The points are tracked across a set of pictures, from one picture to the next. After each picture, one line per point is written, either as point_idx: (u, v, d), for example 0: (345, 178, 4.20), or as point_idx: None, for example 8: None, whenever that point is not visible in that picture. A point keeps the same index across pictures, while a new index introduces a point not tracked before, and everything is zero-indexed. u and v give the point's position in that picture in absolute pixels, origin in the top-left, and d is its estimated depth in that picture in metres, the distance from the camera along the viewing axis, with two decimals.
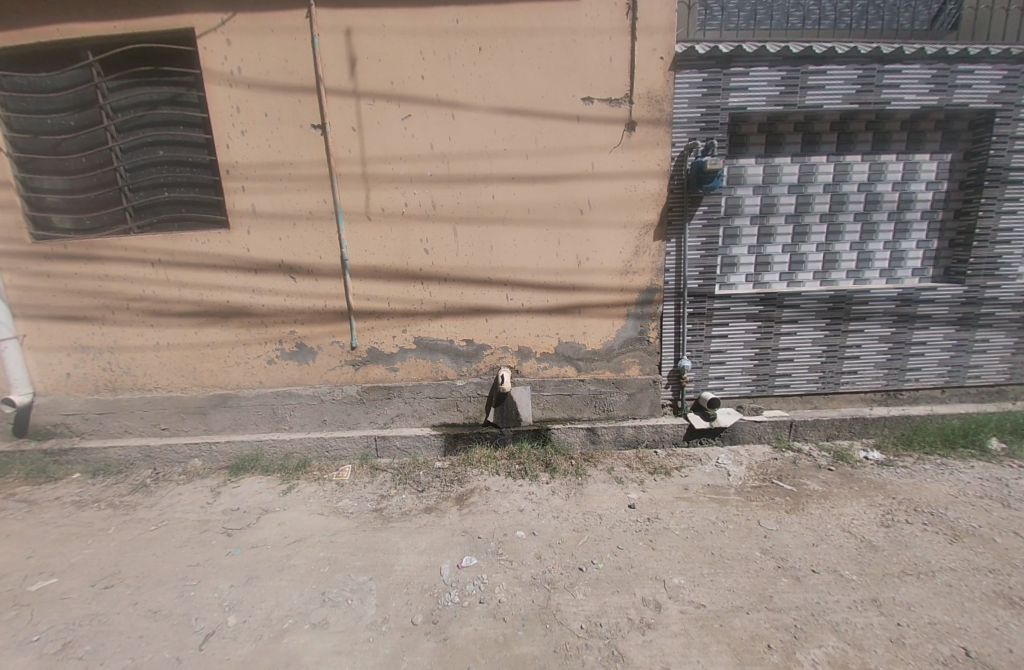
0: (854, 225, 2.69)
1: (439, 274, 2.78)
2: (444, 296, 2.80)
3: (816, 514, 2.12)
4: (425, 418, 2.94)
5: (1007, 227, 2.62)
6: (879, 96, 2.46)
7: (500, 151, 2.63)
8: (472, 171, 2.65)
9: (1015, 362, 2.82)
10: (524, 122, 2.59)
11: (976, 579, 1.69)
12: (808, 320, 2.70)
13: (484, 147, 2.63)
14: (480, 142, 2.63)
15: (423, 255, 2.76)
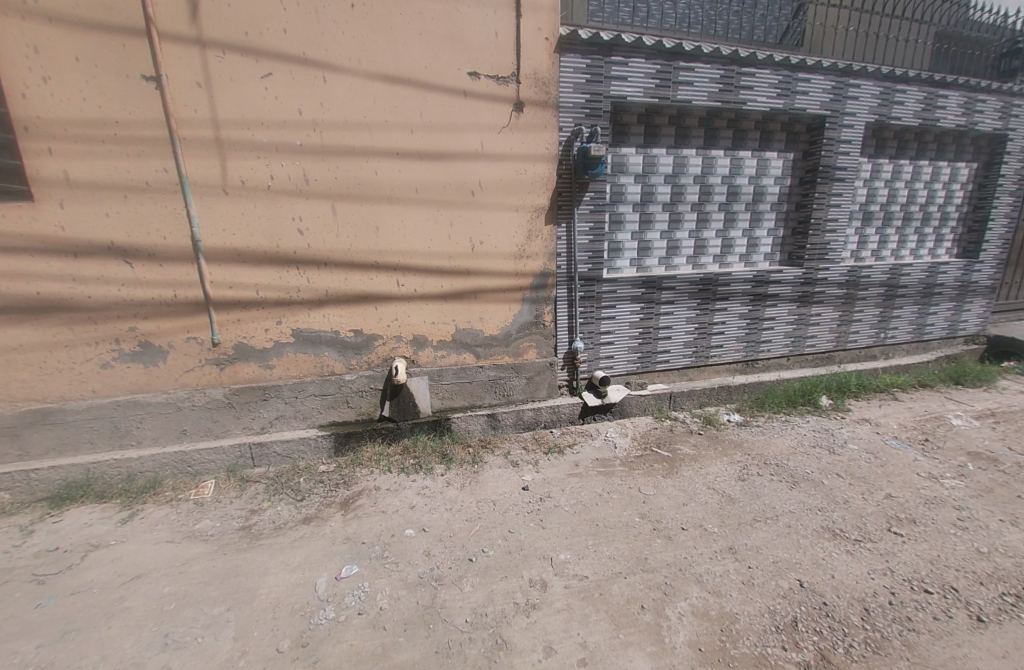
0: (719, 214, 2.97)
1: (318, 258, 2.47)
2: (326, 282, 2.50)
3: (686, 475, 2.33)
4: (310, 418, 2.65)
5: (833, 218, 3.07)
6: (737, 96, 2.70)
7: (380, 124, 2.40)
8: (349, 143, 2.38)
9: (840, 332, 3.36)
10: (407, 93, 2.39)
11: (804, 517, 1.98)
12: (683, 301, 2.93)
13: (362, 117, 2.38)
14: (358, 112, 2.37)
15: (296, 236, 2.43)
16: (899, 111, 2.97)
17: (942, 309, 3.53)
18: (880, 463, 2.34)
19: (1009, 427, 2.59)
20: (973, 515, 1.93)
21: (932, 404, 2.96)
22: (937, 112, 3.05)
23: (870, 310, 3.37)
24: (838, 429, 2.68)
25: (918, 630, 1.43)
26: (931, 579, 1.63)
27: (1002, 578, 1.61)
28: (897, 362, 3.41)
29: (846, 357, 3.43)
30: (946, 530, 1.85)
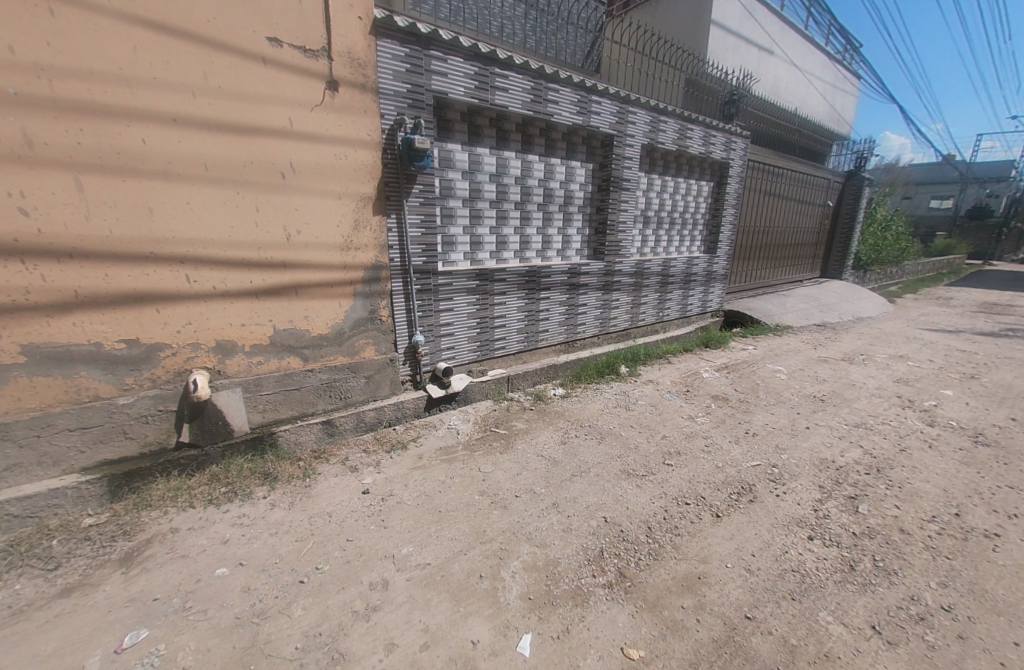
0: (538, 213, 3.32)
1: (60, 250, 1.78)
2: (74, 278, 1.82)
3: (520, 447, 2.59)
4: (65, 460, 1.96)
5: (624, 220, 3.76)
6: (546, 108, 3.05)
7: (148, 81, 1.87)
8: (100, 100, 1.78)
9: (634, 313, 4.17)
10: (185, 48, 1.92)
11: (608, 465, 2.42)
12: (513, 292, 3.21)
13: (119, 69, 1.80)
14: (113, 61, 1.78)
15: (16, 217, 1.68)
16: (663, 138, 3.80)
17: (697, 292, 4.71)
18: (659, 412, 3.01)
19: (732, 374, 3.64)
20: (712, 440, 2.65)
21: (691, 363, 3.95)
22: (686, 142, 4.00)
23: (653, 294, 4.28)
24: (633, 390, 3.35)
25: (681, 533, 1.96)
26: (689, 495, 2.19)
27: (729, 484, 2.27)
28: (671, 334, 4.43)
29: (639, 333, 4.29)
30: (696, 455, 2.51)
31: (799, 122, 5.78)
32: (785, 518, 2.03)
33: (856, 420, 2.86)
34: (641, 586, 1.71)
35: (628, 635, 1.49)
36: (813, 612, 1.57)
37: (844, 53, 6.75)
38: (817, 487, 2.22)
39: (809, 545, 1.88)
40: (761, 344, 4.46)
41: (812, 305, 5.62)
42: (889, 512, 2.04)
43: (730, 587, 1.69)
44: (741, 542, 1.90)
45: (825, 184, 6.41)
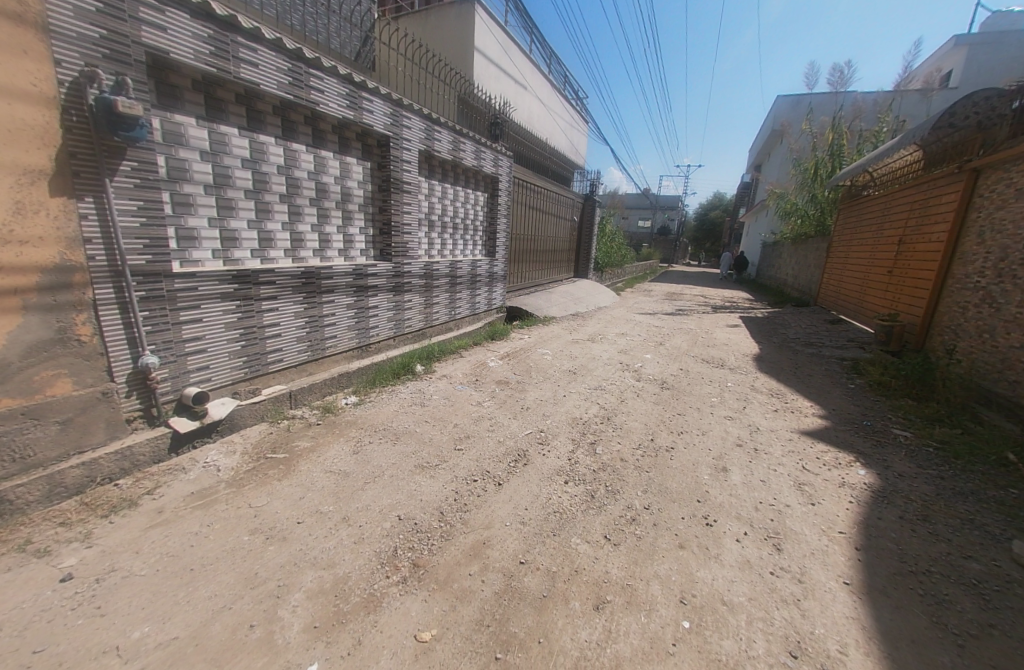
0: (310, 208, 3.07)
1: None
2: None
3: (304, 469, 2.36)
4: None
5: (408, 222, 3.88)
6: (309, 95, 2.82)
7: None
8: None
9: (428, 313, 4.36)
10: None
11: (402, 463, 2.46)
12: (286, 295, 2.88)
13: None
14: None
15: None
16: (439, 146, 4.07)
17: (484, 291, 5.29)
18: (451, 403, 3.24)
19: (513, 360, 4.23)
20: (495, 419, 3.02)
21: (480, 355, 4.39)
22: (461, 154, 4.40)
23: (444, 295, 4.57)
24: (427, 386, 3.49)
25: (469, 509, 2.16)
26: (477, 472, 2.43)
27: (508, 454, 2.63)
28: (463, 330, 4.83)
29: (435, 331, 4.51)
30: (482, 434, 2.81)
31: (549, 151, 7.17)
32: (549, 471, 2.49)
33: (595, 383, 3.75)
34: (432, 569, 1.80)
35: (420, 620, 1.54)
36: (567, 540, 2.00)
37: (577, 101, 8.72)
38: (571, 440, 2.81)
39: (565, 488, 2.35)
40: (535, 333, 5.34)
41: (570, 299, 7.08)
42: (615, 447, 2.76)
43: (508, 542, 1.96)
44: (516, 501, 2.23)
45: (573, 203, 8.15)
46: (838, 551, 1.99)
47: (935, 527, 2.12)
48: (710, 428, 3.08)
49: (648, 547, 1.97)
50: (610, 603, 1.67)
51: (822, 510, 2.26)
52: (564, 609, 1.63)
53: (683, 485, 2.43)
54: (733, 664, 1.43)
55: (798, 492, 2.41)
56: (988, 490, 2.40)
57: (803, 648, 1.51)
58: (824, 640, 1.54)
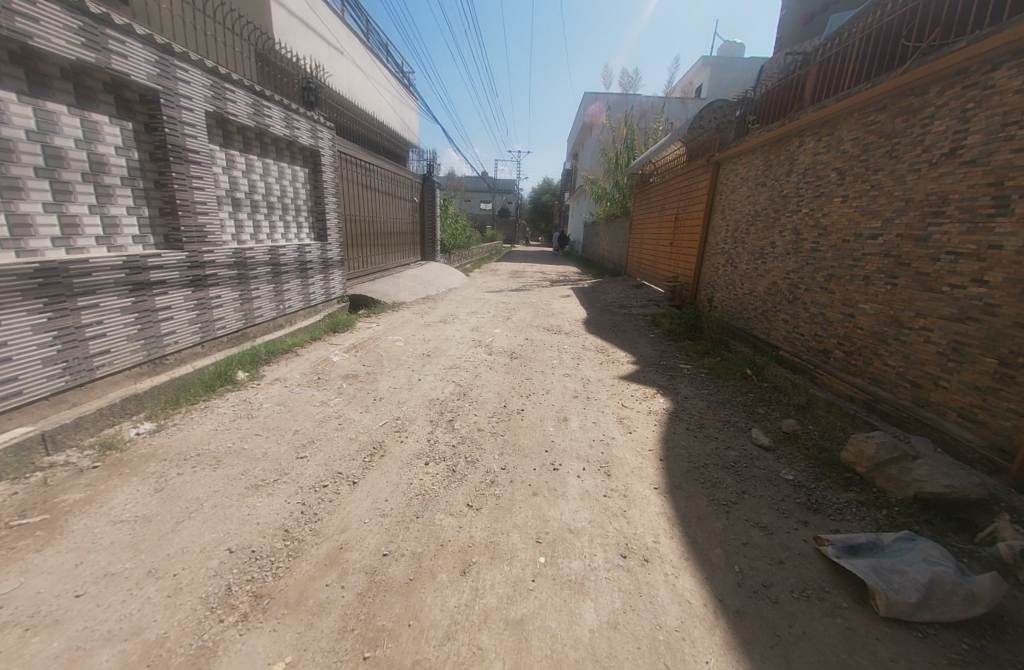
0: (37, 182, 2.22)
1: None
2: None
3: (78, 528, 1.78)
4: None
5: (201, 200, 3.19)
6: (12, 23, 1.96)
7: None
8: None
9: (245, 310, 3.73)
10: None
11: (227, 489, 2.08)
12: (11, 303, 2.06)
13: None
14: None
15: None
16: (233, 109, 3.42)
17: (317, 280, 4.78)
18: (288, 408, 2.86)
19: (360, 351, 3.97)
20: (344, 417, 2.80)
21: (321, 350, 3.98)
22: (265, 120, 3.79)
23: (264, 286, 3.95)
24: (254, 395, 3.00)
25: (319, 518, 1.97)
26: (326, 477, 2.23)
27: (362, 450, 2.48)
28: (296, 327, 4.31)
29: (257, 331, 3.89)
30: (329, 436, 2.58)
31: (377, 128, 6.76)
32: (408, 457, 2.45)
33: (449, 363, 3.81)
34: (282, 594, 1.59)
35: (271, 653, 1.36)
36: (431, 518, 2.02)
37: (401, 75, 8.32)
38: (429, 422, 2.81)
39: (426, 469, 2.36)
40: (383, 320, 5.11)
41: (420, 283, 6.96)
42: (472, 419, 2.88)
43: (368, 539, 1.87)
44: (375, 495, 2.14)
45: (411, 184, 7.90)
46: (649, 465, 2.51)
47: (708, 430, 2.88)
48: (552, 387, 3.47)
49: (506, 503, 2.14)
50: (475, 564, 1.77)
51: (637, 435, 2.82)
52: (432, 584, 1.65)
53: (533, 439, 2.70)
54: (582, 578, 1.70)
55: (621, 425, 2.95)
56: (735, 397, 3.35)
57: (630, 547, 1.88)
58: (643, 536, 1.95)
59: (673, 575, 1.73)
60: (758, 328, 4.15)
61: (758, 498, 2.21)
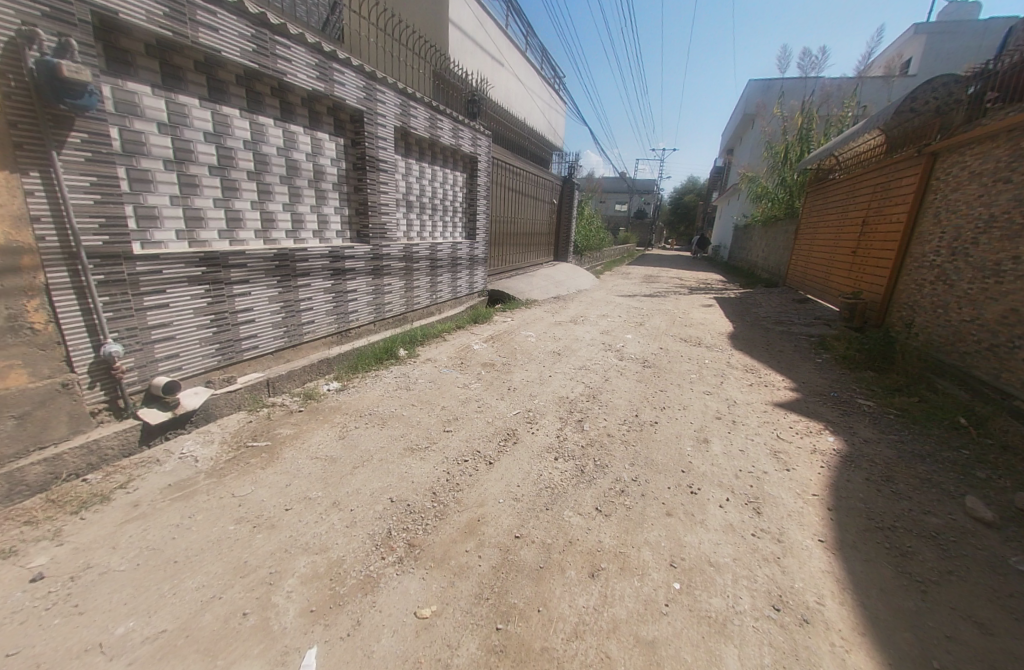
0: (280, 187, 2.92)
1: None
2: None
3: (289, 455, 2.30)
4: None
5: (385, 202, 3.76)
6: (275, 65, 2.67)
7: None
8: None
9: (408, 297, 4.30)
10: None
11: (390, 446, 2.44)
12: (259, 279, 2.77)
13: None
14: None
15: None
16: (415, 123, 3.95)
17: (464, 274, 5.26)
18: (437, 386, 3.22)
19: (497, 342, 4.26)
20: (483, 400, 3.04)
21: (464, 338, 4.38)
22: (438, 132, 4.30)
23: (424, 278, 4.50)
24: (412, 370, 3.46)
25: (461, 488, 2.17)
26: (467, 452, 2.45)
27: (497, 433, 2.65)
28: (445, 315, 4.81)
29: (415, 316, 4.46)
30: (470, 416, 2.82)
31: (528, 132, 7.10)
32: (538, 448, 2.53)
33: (579, 363, 3.83)
34: (429, 548, 1.80)
35: (420, 598, 1.54)
36: (560, 513, 2.04)
37: (554, 81, 8.63)
38: (558, 419, 2.85)
39: (555, 464, 2.40)
40: (517, 316, 5.38)
41: (551, 283, 7.14)
42: (602, 423, 2.84)
43: (502, 518, 1.99)
44: (508, 479, 2.26)
45: (551, 185, 8.13)
46: (812, 512, 2.13)
47: (898, 486, 2.30)
48: (691, 403, 3.21)
49: (637, 516, 2.05)
50: (604, 570, 1.73)
51: (797, 475, 2.41)
52: (561, 578, 1.67)
53: (668, 456, 2.53)
54: (723, 619, 1.52)
55: (775, 459, 2.56)
56: (942, 451, 2.61)
57: (785, 600, 1.61)
58: (803, 592, 1.65)
59: (841, 648, 1.42)
60: (983, 368, 3.17)
61: (975, 586, 1.68)
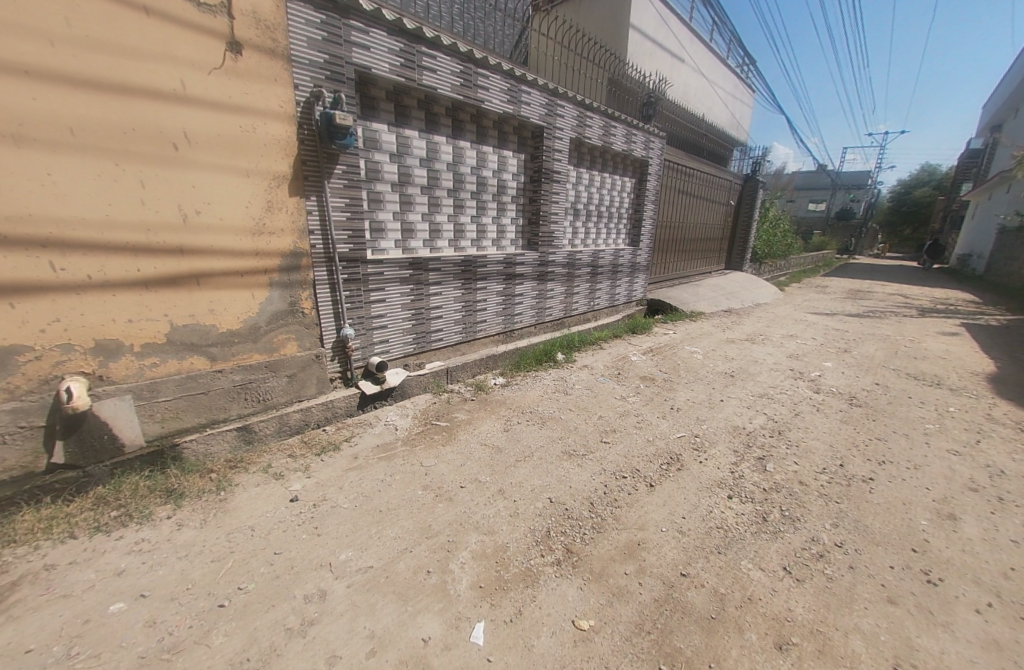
0: (471, 202, 3.32)
1: None
2: None
3: (463, 437, 2.59)
4: None
5: (556, 212, 3.92)
6: (477, 94, 3.03)
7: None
8: None
9: (567, 303, 4.39)
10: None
11: (549, 447, 2.52)
12: (449, 282, 3.19)
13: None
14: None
15: None
16: (589, 133, 4.01)
17: (623, 282, 5.12)
18: (594, 394, 3.21)
19: (658, 356, 4.02)
20: (643, 416, 2.89)
21: (621, 348, 4.27)
22: (611, 139, 4.28)
23: (584, 285, 4.54)
24: (570, 375, 3.54)
25: (620, 505, 2.09)
26: (626, 468, 2.35)
27: (659, 455, 2.48)
28: (602, 322, 4.78)
29: (572, 322, 4.53)
30: (630, 430, 2.71)
31: (705, 129, 6.48)
32: (708, 481, 2.27)
33: (759, 390, 3.32)
34: (587, 559, 1.77)
35: (578, 608, 1.53)
36: (736, 562, 1.77)
37: (740, 70, 7.70)
38: (732, 452, 2.52)
39: (729, 504, 2.11)
40: (682, 329, 5.00)
41: (721, 294, 6.41)
42: (791, 468, 2.39)
43: (666, 549, 1.83)
44: (672, 507, 2.08)
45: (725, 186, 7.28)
46: None
47: None
48: (926, 463, 2.44)
49: (844, 593, 1.61)
50: (798, 646, 1.40)
51: None
52: (740, 639, 1.42)
53: (891, 526, 1.96)
54: None
55: None
56: None
57: None
58: None
59: None
60: None
61: None
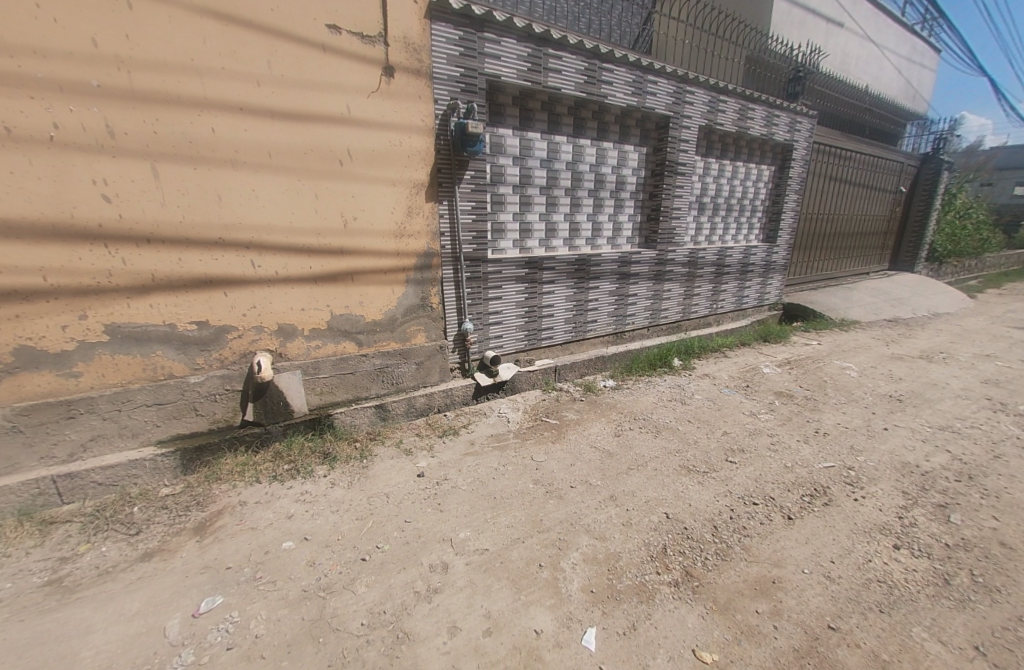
0: (587, 199, 3.27)
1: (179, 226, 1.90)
2: (199, 263, 1.98)
3: (572, 437, 2.59)
4: (179, 418, 2.11)
5: (678, 207, 3.65)
6: (600, 90, 2.97)
7: (202, 70, 1.84)
8: (201, 94, 1.85)
9: (685, 305, 4.08)
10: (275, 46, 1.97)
11: (666, 459, 2.37)
12: (561, 280, 3.21)
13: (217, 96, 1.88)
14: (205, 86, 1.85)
15: (138, 204, 1.80)
16: (721, 118, 3.64)
17: (752, 284, 4.56)
18: (717, 406, 2.93)
19: (797, 369, 3.51)
20: (778, 438, 2.55)
21: (749, 358, 3.82)
22: (746, 123, 3.83)
23: (705, 286, 4.17)
24: (687, 383, 3.29)
25: (750, 534, 1.87)
26: (757, 494, 2.10)
27: (800, 485, 2.16)
28: (724, 328, 4.34)
29: (689, 325, 4.19)
30: (761, 452, 2.42)
31: (869, 101, 5.40)
32: (867, 524, 1.90)
33: (941, 421, 2.67)
34: (709, 587, 1.62)
35: (699, 637, 1.40)
36: (907, 629, 1.42)
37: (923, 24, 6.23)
38: (902, 494, 2.07)
39: (897, 555, 1.73)
40: (828, 340, 4.27)
41: (884, 301, 5.32)
42: (994, 525, 1.87)
43: (809, 594, 1.57)
44: (818, 547, 1.79)
45: (893, 169, 5.98)
46: None
47: None
48: None
49: None
50: None
51: None
52: None
53: None
54: None
55: None
56: None
57: None
58: None
59: None
60: None
61: None
